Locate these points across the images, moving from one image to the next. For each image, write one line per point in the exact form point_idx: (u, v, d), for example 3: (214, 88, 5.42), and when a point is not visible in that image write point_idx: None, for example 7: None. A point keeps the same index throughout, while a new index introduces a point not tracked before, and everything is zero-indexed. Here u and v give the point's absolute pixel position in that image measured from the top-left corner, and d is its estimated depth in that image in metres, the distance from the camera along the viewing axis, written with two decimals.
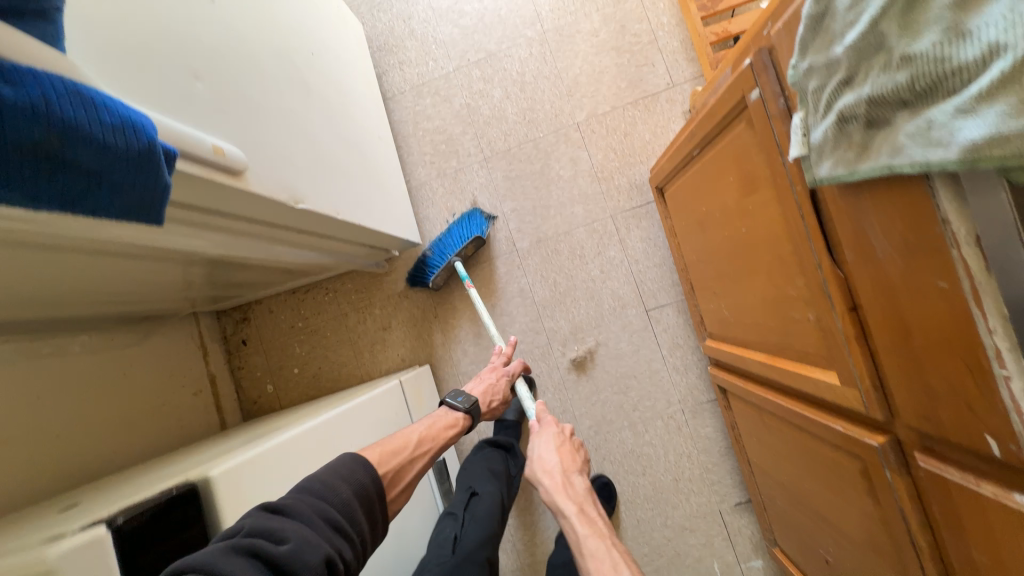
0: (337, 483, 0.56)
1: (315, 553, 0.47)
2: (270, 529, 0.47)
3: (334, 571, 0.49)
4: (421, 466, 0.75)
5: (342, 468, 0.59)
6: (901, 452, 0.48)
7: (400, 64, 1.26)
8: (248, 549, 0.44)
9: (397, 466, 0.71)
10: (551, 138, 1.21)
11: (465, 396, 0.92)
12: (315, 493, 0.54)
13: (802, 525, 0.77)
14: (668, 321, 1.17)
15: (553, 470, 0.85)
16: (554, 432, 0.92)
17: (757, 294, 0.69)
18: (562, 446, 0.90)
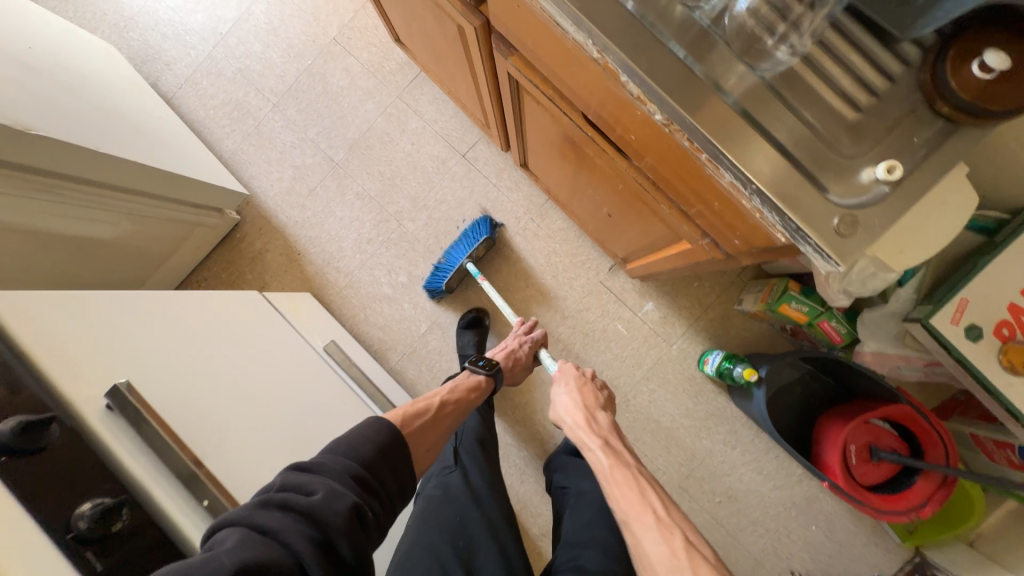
0: (361, 444, 0.61)
1: (341, 502, 0.52)
2: (300, 485, 0.52)
3: (363, 514, 0.53)
4: (447, 428, 0.82)
5: (370, 430, 0.63)
6: (502, 38, 0.61)
7: (168, 66, 1.37)
8: (280, 502, 0.50)
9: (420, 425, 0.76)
10: (319, 61, 1.34)
11: (486, 360, 0.97)
12: (343, 454, 0.58)
13: (593, 207, 0.91)
14: (485, 156, 1.30)
15: (576, 408, 0.83)
16: (570, 370, 0.92)
17: (443, 39, 0.83)
18: (581, 391, 0.86)
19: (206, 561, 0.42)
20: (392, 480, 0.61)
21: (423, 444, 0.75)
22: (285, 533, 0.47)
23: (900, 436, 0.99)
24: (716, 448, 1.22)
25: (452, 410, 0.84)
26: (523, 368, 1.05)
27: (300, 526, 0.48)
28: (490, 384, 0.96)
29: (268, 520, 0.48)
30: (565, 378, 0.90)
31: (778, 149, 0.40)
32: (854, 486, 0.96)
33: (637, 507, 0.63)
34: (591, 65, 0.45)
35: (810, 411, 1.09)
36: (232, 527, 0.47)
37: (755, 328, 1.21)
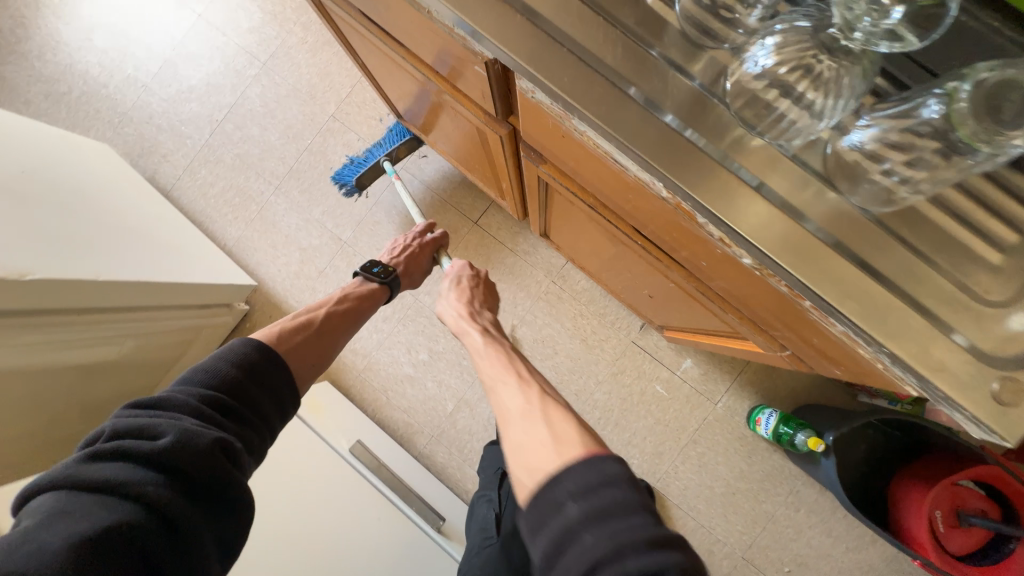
0: (220, 364, 0.55)
1: (200, 439, 0.47)
2: (142, 428, 0.46)
3: (232, 448, 0.49)
4: (335, 339, 0.75)
5: (230, 351, 0.57)
6: (532, 148, 0.56)
7: (165, 157, 1.33)
8: (116, 451, 0.44)
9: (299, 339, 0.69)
10: (318, 138, 1.30)
11: (377, 265, 0.88)
12: (198, 384, 0.53)
13: (629, 285, 0.84)
14: (499, 220, 1.25)
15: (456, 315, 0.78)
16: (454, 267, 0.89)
17: (456, 128, 0.79)
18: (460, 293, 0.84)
19: (21, 548, 0.37)
20: (269, 403, 0.57)
21: (306, 357, 0.68)
22: (126, 483, 0.42)
23: (988, 497, 0.90)
24: (779, 512, 1.13)
25: (340, 321, 0.77)
26: (419, 270, 0.95)
27: (144, 473, 0.44)
28: (381, 290, 0.87)
29: (97, 474, 0.43)
30: (458, 282, 0.86)
31: (911, 304, 0.34)
32: (946, 558, 0.86)
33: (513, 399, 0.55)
34: (660, 202, 0.39)
35: (879, 466, 1.00)
36: (57, 491, 0.42)
37: (804, 378, 1.14)
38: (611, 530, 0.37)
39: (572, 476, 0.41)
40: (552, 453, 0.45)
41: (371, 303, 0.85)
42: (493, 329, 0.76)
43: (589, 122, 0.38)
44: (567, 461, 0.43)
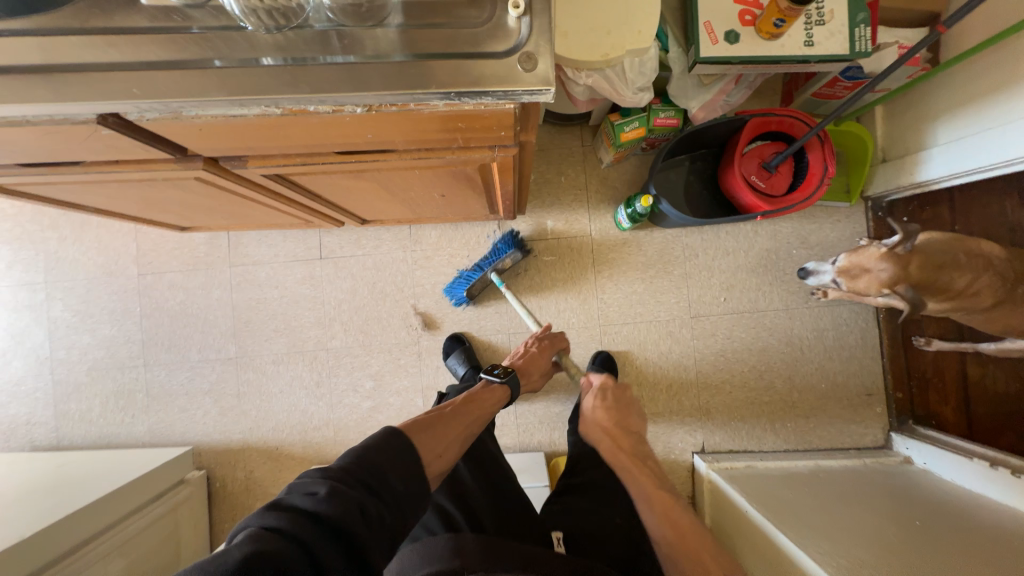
0: (375, 447, 0.60)
1: (348, 501, 0.49)
2: (308, 489, 0.50)
3: (366, 501, 0.51)
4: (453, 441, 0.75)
5: (380, 436, 0.62)
6: (230, 159, 0.65)
7: (29, 423, 1.29)
8: (286, 505, 0.48)
9: (430, 432, 0.71)
10: (144, 300, 1.31)
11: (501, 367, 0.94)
12: (356, 458, 0.57)
13: (431, 200, 0.96)
14: (337, 242, 1.32)
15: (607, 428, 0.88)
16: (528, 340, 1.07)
17: (205, 196, 0.86)
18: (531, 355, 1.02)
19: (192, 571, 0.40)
20: (405, 481, 0.58)
21: (434, 453, 0.69)
22: (289, 525, 0.45)
23: (772, 141, 1.12)
24: (688, 267, 1.31)
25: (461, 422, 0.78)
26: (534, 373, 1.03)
27: (302, 521, 0.46)
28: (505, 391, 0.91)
29: (272, 517, 0.46)
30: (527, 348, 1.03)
31: (454, 54, 0.47)
32: (774, 201, 1.08)
33: None
34: (288, 118, 0.50)
35: (709, 181, 1.22)
36: (234, 536, 0.45)
37: (629, 167, 1.31)
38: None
39: None
40: None
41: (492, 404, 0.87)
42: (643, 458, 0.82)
43: (185, 104, 0.47)
44: None
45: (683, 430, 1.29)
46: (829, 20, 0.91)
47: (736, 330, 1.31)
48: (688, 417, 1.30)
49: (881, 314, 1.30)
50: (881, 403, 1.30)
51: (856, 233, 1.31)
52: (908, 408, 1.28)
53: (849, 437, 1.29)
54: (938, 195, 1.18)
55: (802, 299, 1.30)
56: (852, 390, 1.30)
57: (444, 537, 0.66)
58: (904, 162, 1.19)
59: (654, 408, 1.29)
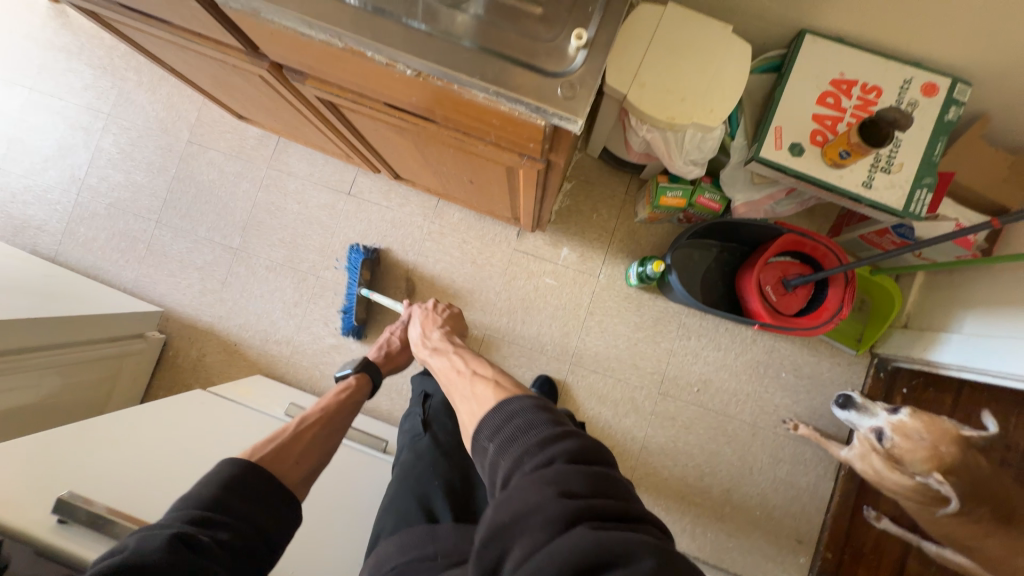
0: (203, 485, 0.62)
1: (157, 539, 0.52)
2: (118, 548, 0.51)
3: (191, 539, 0.53)
4: (315, 446, 0.81)
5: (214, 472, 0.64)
6: (294, 72, 0.69)
7: (40, 228, 1.38)
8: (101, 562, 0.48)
9: (279, 450, 0.74)
10: (183, 165, 1.38)
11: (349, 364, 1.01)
12: (180, 507, 0.58)
13: (461, 182, 0.99)
14: (369, 184, 1.37)
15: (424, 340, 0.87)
16: (420, 312, 1.00)
17: (266, 95, 0.91)
18: (425, 320, 0.96)
19: None
20: (248, 504, 0.62)
21: (288, 459, 0.74)
22: None
23: (801, 262, 1.12)
24: (675, 345, 1.31)
25: (316, 421, 0.84)
26: (407, 350, 1.11)
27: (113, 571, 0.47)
28: (366, 378, 1.00)
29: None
30: (427, 312, 0.99)
31: (510, 59, 0.50)
32: (779, 317, 1.07)
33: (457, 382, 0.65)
34: (348, 56, 0.54)
35: (729, 274, 1.22)
36: None
37: (660, 230, 1.32)
38: (513, 450, 0.47)
39: (524, 411, 0.50)
40: (484, 407, 0.55)
41: (351, 395, 0.94)
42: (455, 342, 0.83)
43: (264, 8, 0.51)
44: (515, 403, 0.52)
45: None
46: (894, 172, 0.91)
47: (695, 423, 1.29)
48: None
49: (843, 470, 1.26)
50: (807, 555, 1.25)
51: (850, 382, 1.28)
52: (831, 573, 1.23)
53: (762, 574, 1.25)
54: (946, 381, 1.14)
55: (772, 422, 1.28)
56: (783, 530, 1.26)
57: (420, 526, 0.74)
58: (922, 335, 1.17)
59: None
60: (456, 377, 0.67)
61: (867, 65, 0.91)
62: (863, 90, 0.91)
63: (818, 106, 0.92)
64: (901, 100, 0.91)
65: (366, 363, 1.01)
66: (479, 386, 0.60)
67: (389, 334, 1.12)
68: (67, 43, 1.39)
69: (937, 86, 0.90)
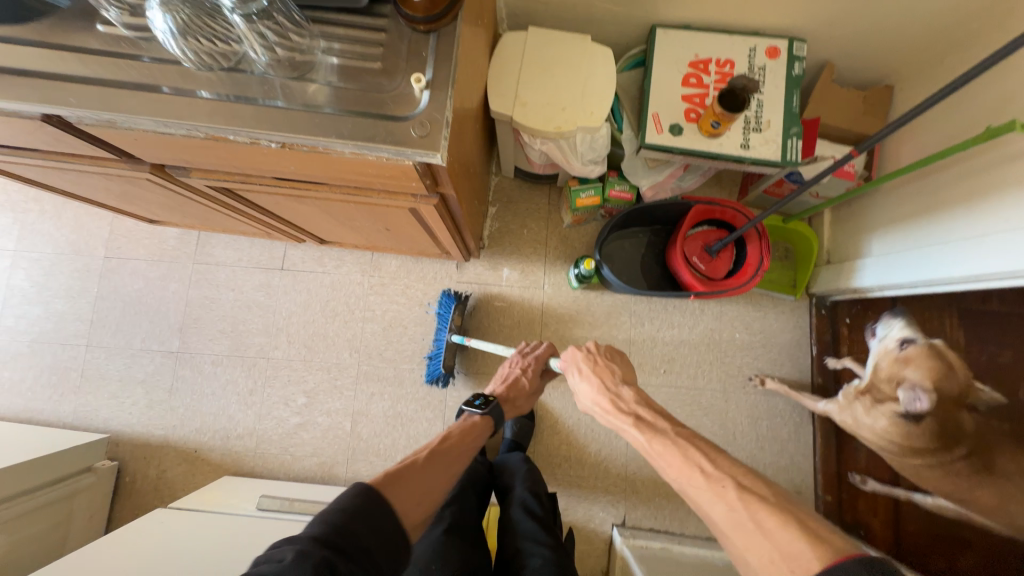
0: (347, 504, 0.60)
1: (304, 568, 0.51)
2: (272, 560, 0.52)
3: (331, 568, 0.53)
4: (440, 478, 0.73)
5: (355, 494, 0.61)
6: (176, 168, 0.71)
7: None
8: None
9: (405, 482, 0.68)
10: (104, 282, 1.35)
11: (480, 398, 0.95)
12: (324, 519, 0.57)
13: (379, 232, 1.01)
14: (300, 256, 1.37)
15: (609, 403, 0.78)
16: (581, 357, 0.87)
17: (164, 195, 0.92)
18: (595, 372, 0.84)
19: None
20: (376, 540, 0.59)
21: (413, 494, 0.67)
22: None
23: (718, 228, 1.19)
24: (632, 334, 1.34)
25: (442, 457, 0.76)
26: (530, 392, 1.05)
27: None
28: (489, 420, 0.91)
29: None
30: (590, 358, 0.86)
31: (362, 113, 0.53)
32: (711, 283, 1.12)
33: (696, 484, 0.60)
34: (211, 143, 0.56)
35: (660, 254, 1.28)
36: None
37: (588, 230, 1.38)
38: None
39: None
40: (770, 548, 0.50)
41: (472, 438, 0.85)
42: (656, 412, 0.73)
43: (112, 118, 0.52)
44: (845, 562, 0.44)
45: (605, 500, 1.26)
46: (766, 129, 1.00)
47: (672, 404, 1.31)
48: (612, 487, 1.27)
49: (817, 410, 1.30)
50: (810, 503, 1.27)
51: (798, 326, 1.34)
52: (836, 513, 1.25)
53: None
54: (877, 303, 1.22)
55: (740, 382, 1.32)
56: (781, 485, 1.27)
57: None
58: (844, 266, 1.24)
59: (579, 472, 1.27)
60: (695, 475, 0.60)
61: (715, 44, 1.01)
62: (718, 66, 1.01)
63: (684, 87, 1.01)
64: (752, 67, 1.01)
65: (491, 403, 0.93)
66: (754, 515, 0.53)
67: (513, 367, 1.07)
68: None
69: (778, 48, 1.01)
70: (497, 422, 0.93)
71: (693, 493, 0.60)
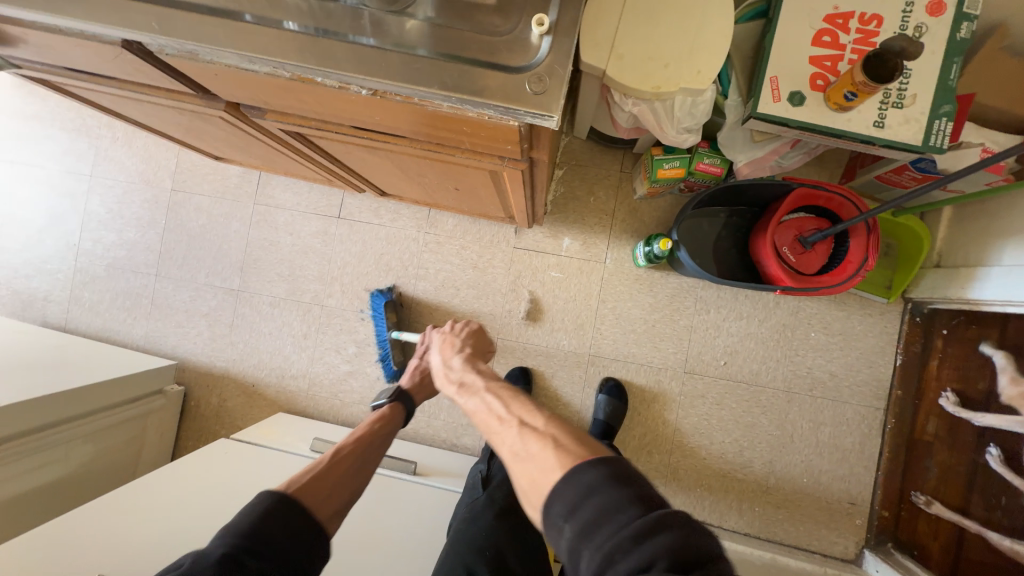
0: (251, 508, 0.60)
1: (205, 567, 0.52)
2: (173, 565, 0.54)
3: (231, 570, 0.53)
4: (354, 472, 0.74)
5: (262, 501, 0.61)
6: (252, 108, 0.66)
7: (46, 299, 1.39)
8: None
9: (313, 480, 0.67)
10: (171, 215, 1.37)
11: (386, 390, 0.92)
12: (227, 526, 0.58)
13: (446, 190, 0.95)
14: (357, 205, 1.34)
15: (439, 368, 0.76)
16: (439, 335, 0.86)
17: (232, 134, 0.88)
18: (443, 344, 0.82)
19: None
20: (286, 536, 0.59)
21: (325, 490, 0.67)
22: None
23: (816, 216, 1.05)
24: (695, 321, 1.26)
25: (352, 451, 0.76)
26: None
27: None
28: (400, 407, 0.91)
29: None
30: (444, 334, 0.85)
31: (471, 60, 0.45)
32: (801, 277, 1.00)
33: (496, 428, 0.56)
34: (298, 84, 0.50)
35: (740, 238, 1.16)
36: None
37: (661, 204, 1.26)
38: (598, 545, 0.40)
39: None
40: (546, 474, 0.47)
41: (387, 425, 0.86)
42: (479, 371, 0.71)
43: (197, 47, 0.47)
44: None
45: None
46: (908, 105, 0.83)
47: (727, 398, 1.24)
48: (653, 472, 1.25)
49: (890, 424, 1.20)
50: (862, 517, 1.20)
51: (885, 332, 1.21)
52: (891, 531, 1.19)
53: (817, 541, 1.21)
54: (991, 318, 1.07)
55: (807, 385, 1.22)
56: (833, 495, 1.21)
57: None
58: (957, 273, 1.09)
59: (621, 453, 1.25)
60: (504, 417, 0.57)
61: None
62: (862, 22, 0.83)
63: (814, 46, 0.85)
64: (904, 25, 0.83)
65: (399, 390, 0.92)
66: (535, 444, 0.50)
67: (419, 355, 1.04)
68: (38, 110, 1.38)
69: (943, 3, 0.82)
70: (411, 414, 0.93)
71: (494, 440, 0.56)
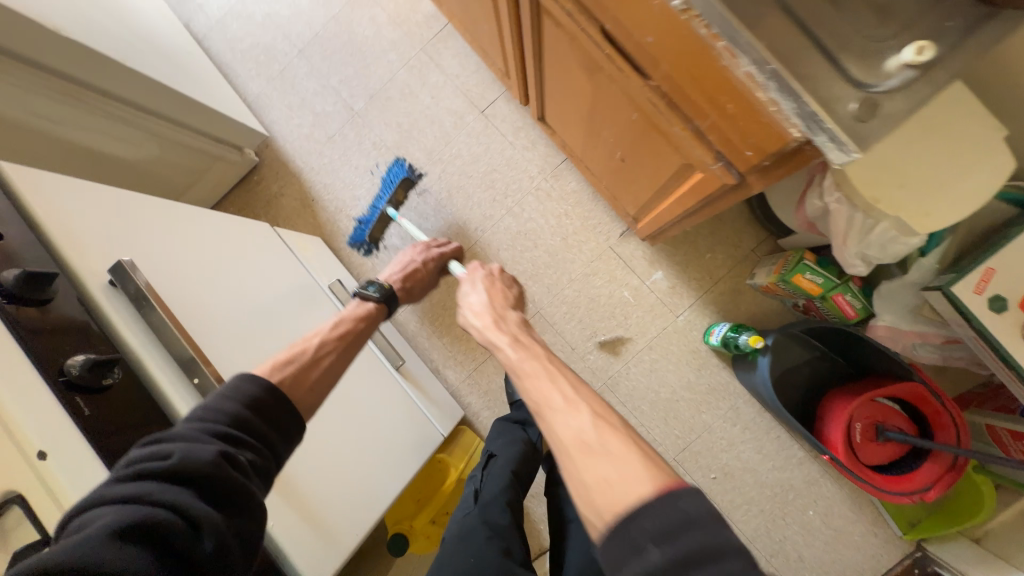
0: (221, 402, 0.55)
1: (204, 451, 0.49)
2: (152, 453, 0.48)
3: (232, 460, 0.51)
4: (332, 367, 0.69)
5: (226, 390, 0.56)
6: None
7: (200, 8, 1.40)
8: (133, 474, 0.46)
9: (292, 373, 0.64)
10: (346, 10, 1.35)
11: (374, 287, 0.87)
12: (199, 416, 0.53)
13: (608, 153, 0.89)
14: (504, 112, 1.29)
15: (483, 311, 0.81)
16: (481, 275, 0.90)
17: None
18: (493, 291, 0.86)
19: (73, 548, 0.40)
20: (270, 430, 0.57)
21: (303, 386, 0.64)
22: (156, 494, 0.45)
23: (908, 417, 0.96)
24: (715, 423, 1.19)
25: (335, 348, 0.72)
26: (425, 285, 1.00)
27: (166, 487, 0.46)
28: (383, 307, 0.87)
29: (121, 491, 0.45)
30: (491, 279, 0.90)
31: (817, 45, 0.39)
32: (857, 464, 0.92)
33: (546, 391, 0.59)
34: None
35: (819, 390, 1.07)
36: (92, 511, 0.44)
37: (765, 304, 1.18)
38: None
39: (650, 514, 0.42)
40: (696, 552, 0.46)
41: (372, 320, 0.82)
42: (545, 347, 0.69)
43: None
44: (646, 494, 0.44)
45: None
46: None
47: None
48: None
49: None
50: None
51: (876, 559, 1.13)
52: None
53: None
54: None
55: (772, 550, 1.15)
56: None
57: None
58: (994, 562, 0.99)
59: None
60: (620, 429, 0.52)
61: None
62: None
63: None
64: None
65: (389, 295, 0.87)
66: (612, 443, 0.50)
67: (410, 258, 1.01)
68: None
69: None
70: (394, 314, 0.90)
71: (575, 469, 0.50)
